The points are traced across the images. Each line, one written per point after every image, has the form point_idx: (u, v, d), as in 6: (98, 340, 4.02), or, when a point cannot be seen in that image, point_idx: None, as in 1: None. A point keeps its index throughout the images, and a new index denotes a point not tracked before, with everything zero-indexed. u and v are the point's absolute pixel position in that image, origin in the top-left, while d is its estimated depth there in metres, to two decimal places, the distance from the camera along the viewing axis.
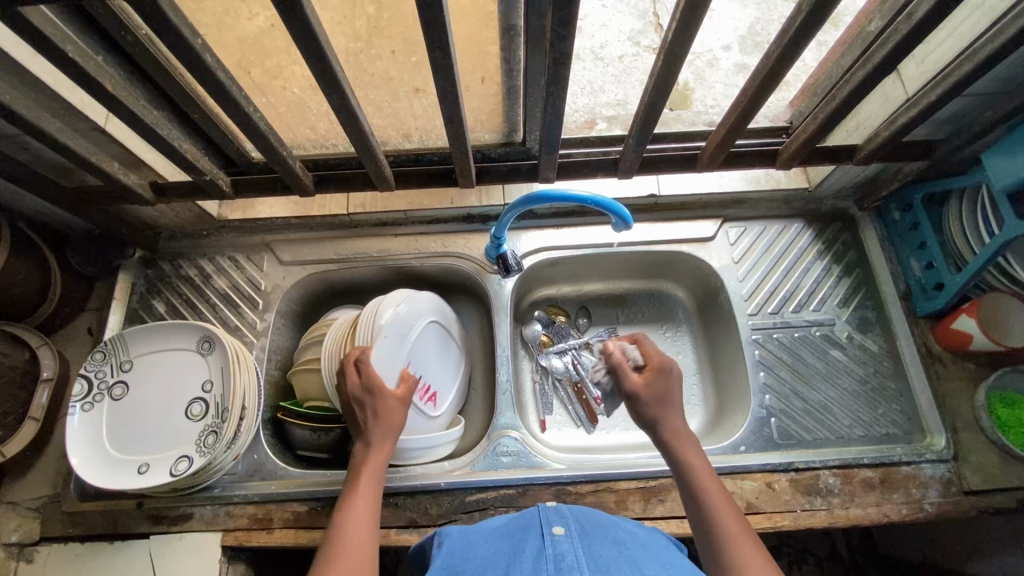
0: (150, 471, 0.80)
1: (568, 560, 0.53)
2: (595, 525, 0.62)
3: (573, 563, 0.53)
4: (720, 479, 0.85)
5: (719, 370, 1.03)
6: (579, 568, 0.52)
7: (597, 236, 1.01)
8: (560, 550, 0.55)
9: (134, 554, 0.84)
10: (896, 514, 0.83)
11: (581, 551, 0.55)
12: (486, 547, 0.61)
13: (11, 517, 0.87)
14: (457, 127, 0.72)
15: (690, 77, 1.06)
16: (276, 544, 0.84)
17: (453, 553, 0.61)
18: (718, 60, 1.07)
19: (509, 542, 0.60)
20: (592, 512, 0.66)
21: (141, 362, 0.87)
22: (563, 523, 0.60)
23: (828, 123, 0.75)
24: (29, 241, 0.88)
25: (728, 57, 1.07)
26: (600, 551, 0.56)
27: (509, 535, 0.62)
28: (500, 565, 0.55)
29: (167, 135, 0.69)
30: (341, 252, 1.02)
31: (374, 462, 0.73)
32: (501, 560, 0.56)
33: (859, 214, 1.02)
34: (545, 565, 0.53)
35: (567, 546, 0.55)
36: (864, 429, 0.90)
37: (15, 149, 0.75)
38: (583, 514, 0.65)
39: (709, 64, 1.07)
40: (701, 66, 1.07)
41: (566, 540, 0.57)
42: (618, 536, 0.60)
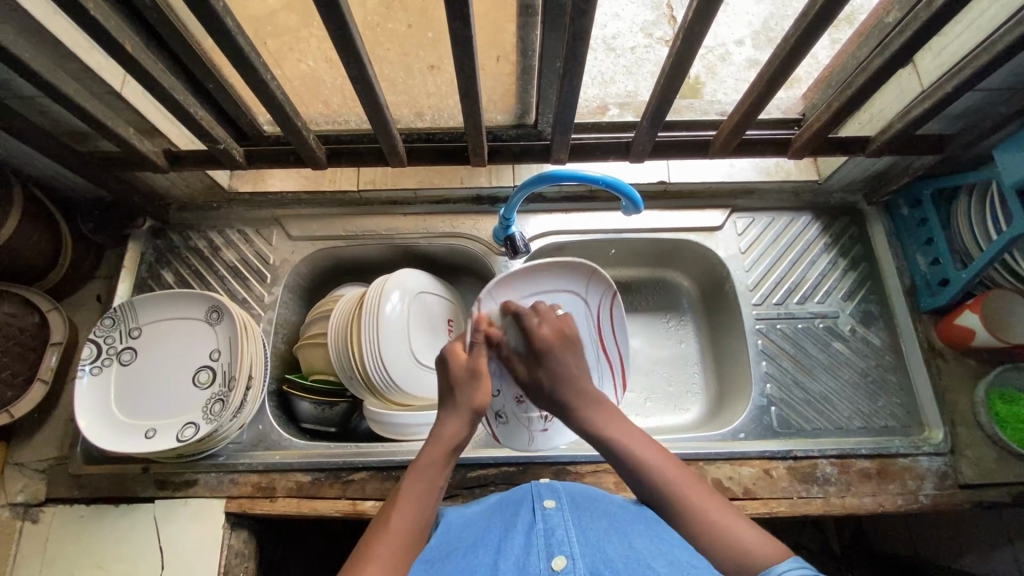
0: (158, 436, 0.81)
1: (557, 535, 0.54)
2: (586, 498, 0.64)
3: (562, 537, 0.54)
4: (718, 464, 0.86)
5: (722, 359, 1.04)
6: (568, 543, 0.53)
7: (605, 221, 1.02)
8: (551, 524, 0.57)
9: (139, 517, 0.85)
10: (892, 504, 0.84)
11: (571, 524, 0.57)
12: (480, 522, 0.63)
13: (19, 477, 0.88)
14: (472, 103, 0.72)
15: (701, 71, 1.06)
16: (278, 512, 0.85)
17: (448, 533, 0.63)
18: (729, 55, 1.07)
19: (503, 515, 0.62)
20: (584, 487, 0.68)
21: (150, 330, 0.88)
22: (553, 497, 0.62)
23: (841, 114, 0.76)
24: (41, 205, 0.88)
25: (740, 52, 1.07)
26: (589, 525, 0.58)
27: (503, 509, 0.64)
28: (492, 541, 0.57)
29: (183, 101, 0.69)
30: (350, 229, 1.02)
31: (440, 454, 0.65)
32: (493, 535, 0.58)
33: (869, 209, 1.02)
34: (535, 540, 0.55)
35: (557, 521, 0.57)
36: (863, 421, 0.91)
37: (32, 111, 0.75)
38: (574, 489, 0.66)
39: (720, 58, 1.07)
40: (712, 60, 1.07)
41: (556, 514, 0.58)
42: (606, 508, 0.62)
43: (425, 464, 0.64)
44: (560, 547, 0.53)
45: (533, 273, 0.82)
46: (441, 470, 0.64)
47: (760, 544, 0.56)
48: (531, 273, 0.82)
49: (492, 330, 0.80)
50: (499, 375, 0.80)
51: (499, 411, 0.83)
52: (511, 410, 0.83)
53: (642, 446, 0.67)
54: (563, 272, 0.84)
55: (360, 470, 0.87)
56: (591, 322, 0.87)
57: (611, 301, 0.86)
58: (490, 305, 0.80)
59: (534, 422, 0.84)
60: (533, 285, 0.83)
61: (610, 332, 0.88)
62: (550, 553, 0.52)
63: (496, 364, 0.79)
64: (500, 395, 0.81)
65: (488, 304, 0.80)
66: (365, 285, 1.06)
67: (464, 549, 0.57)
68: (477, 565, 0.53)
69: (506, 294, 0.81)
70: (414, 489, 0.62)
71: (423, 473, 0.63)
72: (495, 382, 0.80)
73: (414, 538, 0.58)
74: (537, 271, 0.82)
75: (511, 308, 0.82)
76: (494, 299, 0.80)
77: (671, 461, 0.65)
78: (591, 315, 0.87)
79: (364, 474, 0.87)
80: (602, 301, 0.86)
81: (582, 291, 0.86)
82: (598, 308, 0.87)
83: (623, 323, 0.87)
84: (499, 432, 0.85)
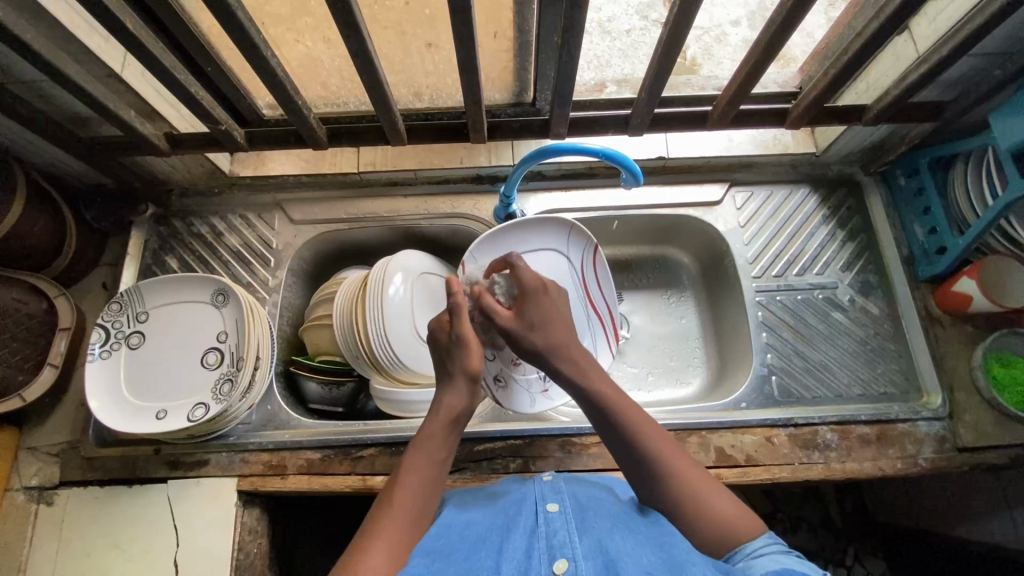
0: (168, 416, 0.83)
1: (559, 537, 0.56)
2: (589, 500, 0.65)
3: (564, 539, 0.55)
4: (720, 433, 0.88)
5: (721, 333, 1.06)
6: (570, 546, 0.54)
7: (606, 197, 1.02)
8: (553, 527, 0.57)
9: (152, 498, 0.86)
10: (891, 468, 0.86)
11: (574, 527, 0.58)
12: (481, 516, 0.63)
13: (32, 462, 0.89)
14: (471, 76, 0.72)
15: (697, 52, 1.06)
16: (290, 489, 0.86)
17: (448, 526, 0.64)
18: (726, 36, 1.07)
19: (504, 515, 0.62)
20: (588, 487, 0.68)
21: (156, 314, 0.89)
22: (558, 501, 0.63)
23: (838, 81, 0.76)
24: (45, 192, 0.89)
25: (737, 32, 1.06)
26: (592, 525, 0.58)
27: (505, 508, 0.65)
28: (492, 541, 0.57)
29: (184, 80, 0.69)
30: (351, 211, 1.02)
31: (439, 425, 0.67)
32: (493, 533, 0.59)
33: (866, 180, 1.03)
34: (537, 543, 0.55)
35: (559, 524, 0.58)
36: (862, 388, 0.92)
37: (32, 96, 0.75)
38: (578, 492, 0.66)
39: (717, 39, 1.07)
40: (709, 41, 1.07)
41: (559, 517, 0.59)
42: (609, 508, 0.63)
43: (425, 437, 0.66)
44: (561, 549, 0.54)
45: (533, 232, 0.90)
46: (443, 442, 0.66)
47: (736, 515, 0.59)
48: (517, 229, 0.89)
49: (479, 290, 0.85)
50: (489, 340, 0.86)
51: (500, 375, 0.87)
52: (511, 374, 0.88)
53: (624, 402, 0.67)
54: (543, 228, 0.90)
55: (367, 447, 0.88)
56: (575, 276, 0.93)
57: (593, 255, 0.93)
58: (474, 263, 0.86)
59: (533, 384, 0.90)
60: (521, 242, 0.90)
61: (593, 285, 0.95)
62: (551, 556, 0.53)
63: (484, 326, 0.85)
64: (495, 359, 0.87)
65: (473, 263, 0.86)
66: (367, 267, 1.06)
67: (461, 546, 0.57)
68: (477, 563, 0.53)
69: (488, 249, 0.88)
70: (418, 463, 0.63)
71: (424, 449, 0.64)
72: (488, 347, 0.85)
73: (419, 513, 0.59)
74: (513, 227, 0.88)
75: (495, 265, 0.87)
76: (477, 257, 0.87)
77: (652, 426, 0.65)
78: (573, 269, 0.93)
79: (372, 451, 0.88)
80: (584, 256, 0.93)
81: (565, 246, 0.92)
82: (582, 264, 0.93)
83: (606, 273, 0.94)
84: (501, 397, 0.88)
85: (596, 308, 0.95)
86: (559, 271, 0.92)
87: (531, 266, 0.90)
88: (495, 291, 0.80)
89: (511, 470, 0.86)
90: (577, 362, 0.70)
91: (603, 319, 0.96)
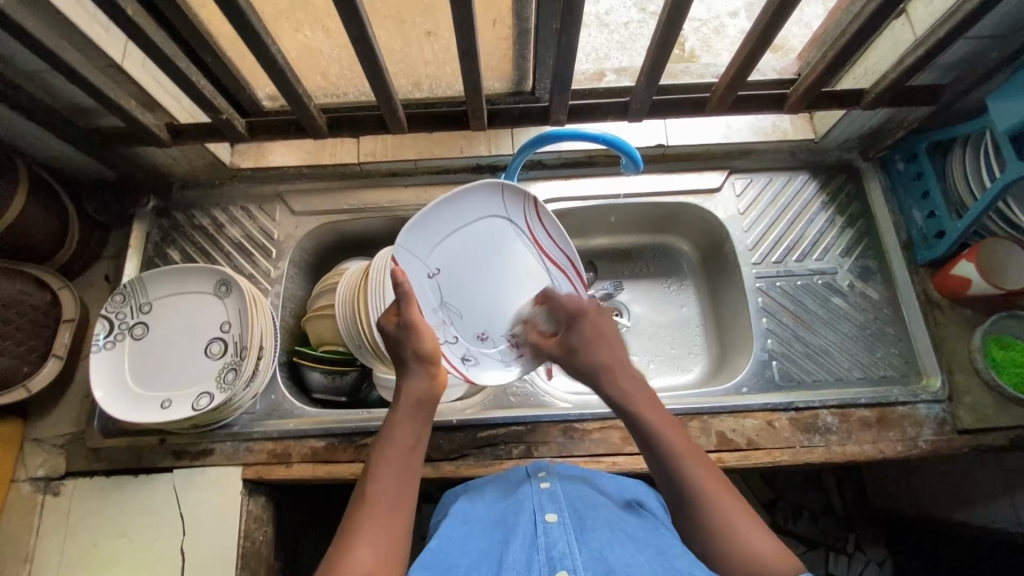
0: (173, 405, 0.83)
1: (559, 548, 0.55)
2: (588, 507, 0.64)
3: (564, 550, 0.55)
4: (722, 417, 0.88)
5: (721, 320, 1.06)
6: (570, 557, 0.54)
7: (605, 185, 1.02)
8: (552, 538, 0.57)
9: (158, 487, 0.87)
10: (891, 450, 0.86)
11: (573, 537, 0.57)
12: (481, 530, 0.63)
13: (38, 452, 0.90)
14: (470, 62, 0.72)
15: (696, 43, 1.06)
16: (295, 477, 0.87)
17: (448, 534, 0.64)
18: (724, 27, 1.06)
19: (504, 526, 0.62)
20: (587, 492, 0.68)
21: (160, 305, 0.89)
22: (555, 509, 0.61)
23: (835, 65, 0.76)
24: (47, 184, 0.89)
25: (735, 23, 1.06)
26: (592, 535, 0.58)
27: (504, 519, 0.64)
28: (492, 556, 0.57)
29: (185, 69, 0.70)
30: (352, 202, 1.03)
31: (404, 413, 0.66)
32: (493, 550, 0.58)
33: (865, 165, 1.03)
34: (537, 555, 0.55)
35: (558, 534, 0.57)
36: (862, 371, 0.93)
37: (33, 87, 0.76)
38: (578, 498, 0.65)
39: (716, 31, 1.07)
40: (708, 33, 1.06)
41: (558, 527, 0.58)
42: (609, 516, 0.62)
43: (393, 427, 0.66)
44: (561, 560, 0.53)
45: (461, 202, 0.80)
46: (410, 426, 0.66)
47: (774, 554, 0.54)
48: (443, 210, 0.79)
49: (421, 279, 0.78)
50: (446, 322, 0.80)
51: (467, 354, 0.82)
52: (478, 351, 0.83)
53: (671, 429, 0.65)
54: (474, 194, 0.80)
55: (371, 435, 0.89)
56: (522, 235, 0.85)
57: (535, 209, 0.84)
58: (408, 257, 0.76)
59: (505, 353, 0.84)
60: (450, 220, 0.80)
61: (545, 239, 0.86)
62: (551, 567, 0.53)
63: (436, 313, 0.79)
64: (457, 341, 0.81)
65: (407, 256, 0.76)
66: (368, 258, 1.07)
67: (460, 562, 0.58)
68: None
69: (419, 241, 0.77)
70: (388, 456, 0.63)
71: (392, 439, 0.64)
72: (446, 331, 0.80)
73: (397, 500, 0.59)
74: (438, 210, 0.78)
75: (433, 253, 0.79)
76: (408, 250, 0.76)
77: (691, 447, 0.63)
78: (520, 228, 0.84)
79: (375, 439, 0.89)
80: (526, 212, 0.84)
81: (501, 206, 0.83)
82: (525, 221, 0.84)
83: (555, 224, 0.85)
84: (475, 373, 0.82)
85: (554, 259, 0.87)
86: (501, 236, 0.84)
87: (471, 237, 0.81)
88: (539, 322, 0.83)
89: (514, 456, 0.87)
90: (622, 383, 0.71)
91: (566, 272, 0.87)
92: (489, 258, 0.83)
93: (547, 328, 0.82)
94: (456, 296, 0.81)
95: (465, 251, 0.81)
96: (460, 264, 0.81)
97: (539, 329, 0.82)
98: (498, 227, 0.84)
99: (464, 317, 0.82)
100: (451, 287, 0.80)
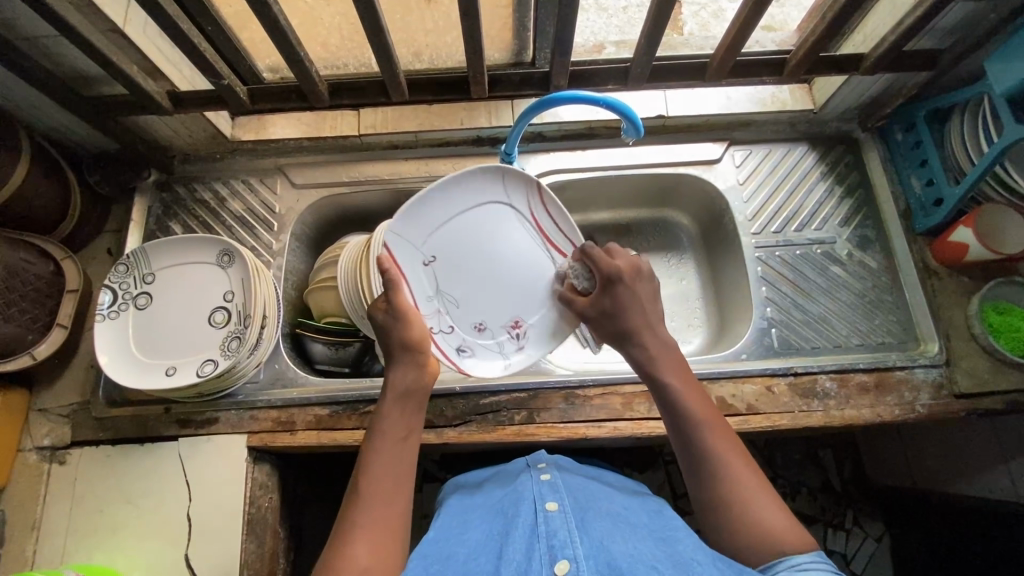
0: (177, 373, 0.84)
1: (560, 537, 0.55)
2: (589, 499, 0.64)
3: (565, 539, 0.55)
4: (722, 382, 0.89)
5: (721, 290, 1.07)
6: (571, 545, 0.54)
7: (606, 157, 1.03)
8: (553, 528, 0.57)
9: (163, 456, 0.88)
10: (889, 414, 0.87)
11: (575, 526, 0.57)
12: (480, 522, 0.63)
13: (43, 422, 0.90)
14: (472, 24, 0.72)
15: (695, 27, 1.08)
16: (299, 445, 0.88)
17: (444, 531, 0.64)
18: (723, 11, 1.09)
19: (505, 515, 0.62)
20: (587, 487, 0.68)
21: (162, 276, 0.90)
22: (556, 500, 0.62)
23: (833, 28, 0.77)
24: (48, 155, 0.89)
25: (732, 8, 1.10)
26: (593, 526, 0.58)
27: (501, 510, 0.64)
28: (493, 547, 0.57)
29: (187, 30, 0.70)
30: (353, 175, 1.03)
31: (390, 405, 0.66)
32: (493, 541, 0.58)
33: (864, 135, 1.04)
34: (538, 544, 0.55)
35: (559, 523, 0.57)
36: (861, 338, 0.94)
37: (35, 52, 0.76)
38: (577, 492, 0.66)
39: (715, 14, 1.09)
40: (707, 17, 1.09)
41: (559, 517, 0.58)
42: (608, 509, 0.62)
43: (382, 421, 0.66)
44: (562, 550, 0.53)
45: (460, 185, 0.79)
46: (400, 419, 0.66)
47: (787, 528, 0.58)
48: (436, 192, 0.77)
49: (415, 266, 0.77)
50: (441, 311, 0.80)
51: (461, 344, 0.82)
52: (474, 342, 0.84)
53: (692, 392, 0.66)
54: (469, 184, 0.80)
55: (375, 402, 0.89)
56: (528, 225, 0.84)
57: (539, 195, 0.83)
58: (401, 243, 0.76)
59: (504, 344, 0.85)
60: (449, 202, 0.79)
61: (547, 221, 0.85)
62: (552, 557, 0.53)
63: (431, 301, 0.79)
64: (453, 330, 0.81)
65: (399, 243, 0.76)
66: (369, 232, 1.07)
67: (461, 554, 0.57)
68: (479, 570, 0.54)
69: (414, 225, 0.76)
70: (378, 451, 0.63)
71: (382, 434, 0.65)
72: (440, 320, 0.80)
73: (388, 496, 0.60)
74: (435, 197, 0.77)
75: (429, 240, 0.78)
76: (404, 235, 0.76)
77: (713, 413, 0.65)
78: (525, 218, 0.84)
79: (380, 406, 0.89)
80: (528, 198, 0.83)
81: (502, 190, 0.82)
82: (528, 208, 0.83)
83: (560, 210, 0.84)
84: (469, 365, 0.83)
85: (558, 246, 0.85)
86: (501, 224, 0.83)
87: (472, 225, 0.81)
88: (573, 280, 0.81)
89: (516, 422, 0.88)
90: (651, 347, 0.70)
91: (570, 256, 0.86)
92: (485, 251, 0.82)
93: (581, 288, 0.80)
94: (453, 285, 0.80)
95: (466, 240, 0.80)
96: (456, 253, 0.80)
97: (574, 286, 0.81)
98: (498, 215, 0.82)
99: (461, 305, 0.81)
100: (446, 275, 0.80)
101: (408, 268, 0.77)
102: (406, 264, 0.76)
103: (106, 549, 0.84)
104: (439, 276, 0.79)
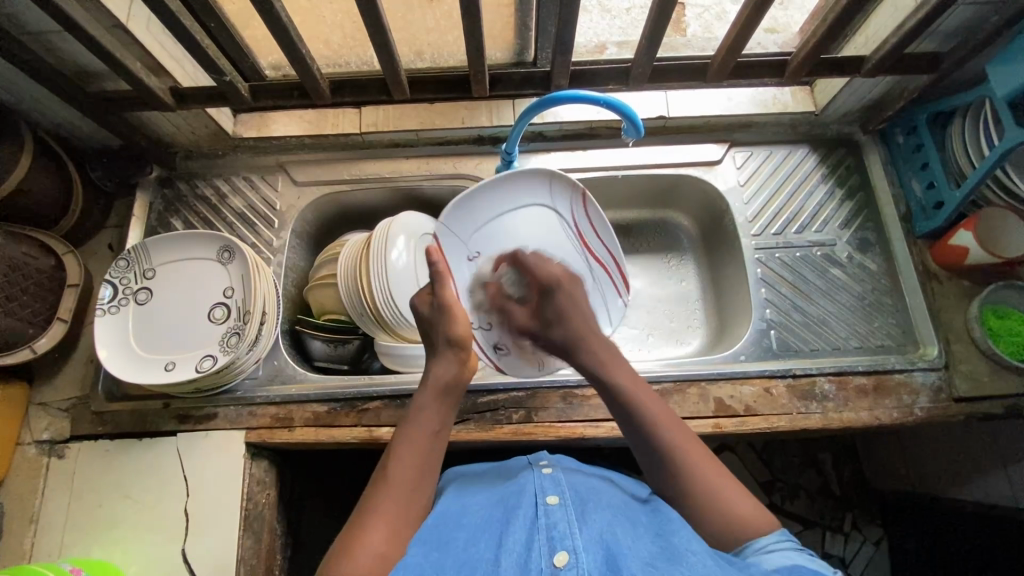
0: (176, 368, 0.84)
1: (560, 530, 0.55)
2: (590, 492, 0.64)
3: (565, 531, 0.55)
4: (719, 384, 0.89)
5: (720, 292, 1.07)
6: (570, 538, 0.54)
7: (607, 157, 1.03)
8: (553, 519, 0.57)
9: (161, 451, 0.88)
10: (887, 417, 0.87)
11: (575, 519, 0.57)
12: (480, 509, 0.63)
13: (43, 416, 0.91)
14: (473, 23, 0.72)
15: (698, 28, 1.08)
16: (296, 441, 0.88)
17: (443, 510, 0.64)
18: (726, 13, 1.09)
19: (504, 505, 0.62)
20: (586, 479, 0.68)
21: (162, 272, 0.90)
22: (557, 492, 0.62)
23: (834, 30, 0.77)
24: (50, 149, 0.90)
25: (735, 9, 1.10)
26: (593, 518, 0.58)
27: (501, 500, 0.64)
28: (491, 536, 0.57)
29: (190, 27, 0.71)
30: (354, 173, 1.03)
31: (426, 397, 0.66)
32: (492, 529, 0.58)
33: (865, 138, 1.04)
34: (537, 536, 0.55)
35: (559, 515, 0.57)
36: (859, 340, 0.94)
37: (38, 47, 0.76)
38: (578, 484, 0.66)
39: (718, 16, 1.09)
40: (710, 18, 1.09)
41: (559, 509, 0.59)
42: (609, 501, 0.62)
43: (418, 411, 0.66)
44: (562, 542, 0.54)
45: (511, 189, 0.85)
46: (435, 412, 0.65)
47: (752, 513, 0.60)
48: (493, 193, 0.84)
49: (461, 261, 0.81)
50: (482, 308, 0.81)
51: (500, 343, 0.83)
52: (512, 340, 0.84)
53: (645, 395, 0.66)
54: (521, 184, 0.86)
55: (372, 400, 0.89)
56: (569, 231, 0.89)
57: (582, 202, 0.88)
58: (450, 238, 0.81)
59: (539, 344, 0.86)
60: (499, 204, 0.85)
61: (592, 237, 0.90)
62: (551, 549, 0.53)
63: (473, 296, 0.81)
64: (491, 328, 0.82)
65: (450, 237, 0.81)
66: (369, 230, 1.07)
67: (460, 541, 0.57)
68: (477, 559, 0.54)
69: (465, 223, 0.82)
70: (409, 440, 0.63)
71: (416, 424, 0.64)
72: (482, 316, 0.81)
73: (414, 482, 0.60)
74: (483, 197, 0.83)
75: (474, 237, 0.83)
76: (454, 231, 0.81)
77: (669, 417, 0.65)
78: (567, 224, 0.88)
79: (378, 403, 0.89)
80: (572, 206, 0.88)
81: (549, 199, 0.88)
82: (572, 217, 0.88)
83: (602, 219, 0.88)
84: (503, 363, 0.85)
85: (598, 259, 0.90)
86: (547, 227, 0.88)
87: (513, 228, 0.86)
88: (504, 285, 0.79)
89: (514, 421, 0.88)
90: (594, 350, 0.70)
91: (609, 270, 0.91)
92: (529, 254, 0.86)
93: (513, 293, 0.79)
94: None
95: (507, 239, 0.85)
96: (501, 251, 0.84)
97: (507, 292, 0.79)
98: (543, 221, 0.88)
99: None
100: (490, 273, 0.83)
101: (455, 262, 0.81)
102: (454, 259, 0.80)
103: (103, 543, 0.85)
104: (481, 272, 0.82)
